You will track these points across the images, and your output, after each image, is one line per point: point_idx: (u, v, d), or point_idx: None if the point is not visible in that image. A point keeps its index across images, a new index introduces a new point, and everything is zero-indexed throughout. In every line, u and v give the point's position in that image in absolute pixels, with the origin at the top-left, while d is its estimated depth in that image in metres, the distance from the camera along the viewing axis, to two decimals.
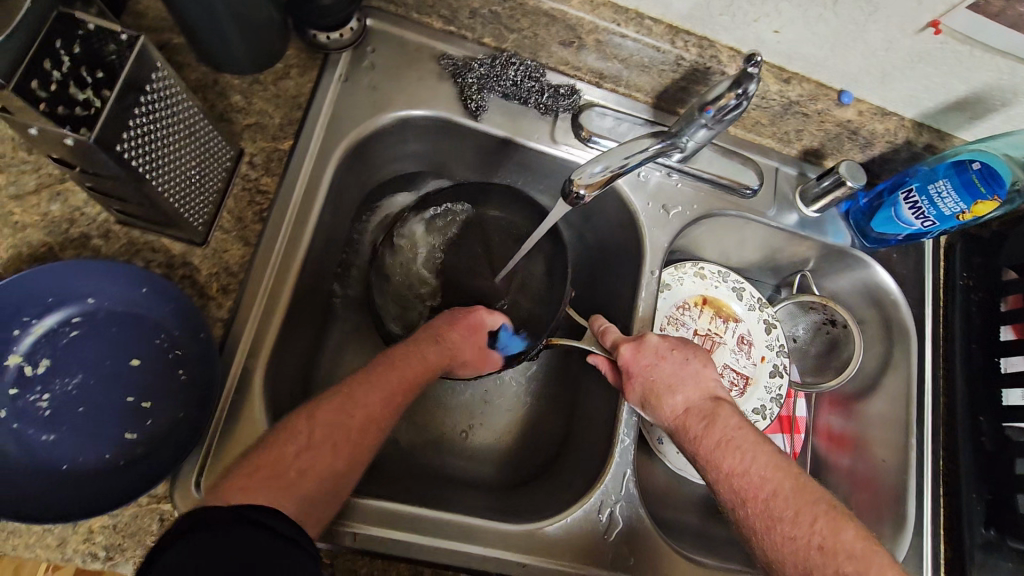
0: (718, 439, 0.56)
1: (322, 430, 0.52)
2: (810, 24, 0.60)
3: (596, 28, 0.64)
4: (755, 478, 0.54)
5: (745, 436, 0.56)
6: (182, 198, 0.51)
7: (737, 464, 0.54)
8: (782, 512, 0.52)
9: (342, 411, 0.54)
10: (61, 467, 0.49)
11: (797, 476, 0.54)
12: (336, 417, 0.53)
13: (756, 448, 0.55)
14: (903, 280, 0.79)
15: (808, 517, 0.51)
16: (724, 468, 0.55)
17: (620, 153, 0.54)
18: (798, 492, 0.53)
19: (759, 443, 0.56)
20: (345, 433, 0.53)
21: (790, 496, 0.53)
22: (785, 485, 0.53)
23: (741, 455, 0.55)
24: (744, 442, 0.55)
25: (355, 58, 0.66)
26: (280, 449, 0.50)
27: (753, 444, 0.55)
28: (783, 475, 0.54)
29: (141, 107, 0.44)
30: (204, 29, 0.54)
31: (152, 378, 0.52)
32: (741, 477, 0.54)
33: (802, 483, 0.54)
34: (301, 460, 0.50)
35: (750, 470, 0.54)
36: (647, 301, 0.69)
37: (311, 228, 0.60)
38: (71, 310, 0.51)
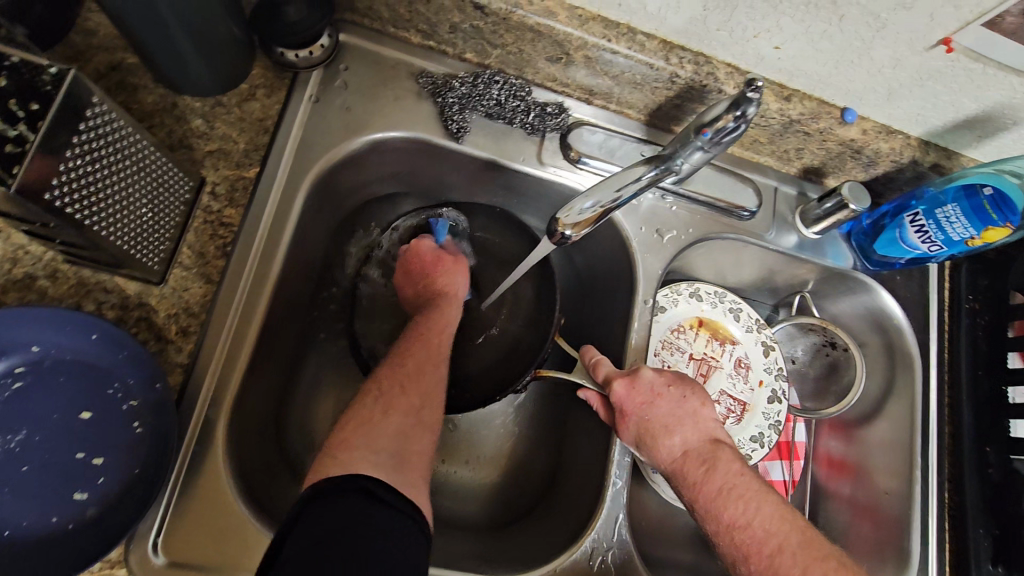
0: (719, 487, 0.52)
1: (388, 380, 0.58)
2: (813, 40, 0.57)
3: (585, 44, 0.60)
4: (759, 531, 0.50)
5: (748, 484, 0.52)
6: (133, 238, 0.47)
7: (740, 515, 0.50)
8: (789, 569, 0.48)
9: (394, 364, 0.59)
10: (3, 534, 0.45)
11: (804, 528, 0.50)
12: (392, 370, 0.59)
13: (760, 498, 0.51)
14: (907, 303, 0.75)
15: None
16: (725, 519, 0.51)
17: (612, 184, 0.49)
18: (805, 547, 0.49)
19: (763, 492, 0.52)
20: (407, 376, 0.58)
21: (796, 551, 0.49)
22: (791, 539, 0.49)
23: (744, 505, 0.51)
24: (747, 491, 0.51)
25: (328, 77, 0.62)
26: None
27: (757, 494, 0.51)
28: (789, 528, 0.50)
29: (75, 149, 0.39)
30: (157, 50, 0.50)
31: (104, 432, 0.48)
32: (743, 531, 0.50)
33: (810, 537, 0.50)
34: (380, 408, 0.56)
35: (754, 523, 0.50)
36: (640, 331, 0.66)
37: (279, 262, 0.56)
38: (14, 360, 0.47)
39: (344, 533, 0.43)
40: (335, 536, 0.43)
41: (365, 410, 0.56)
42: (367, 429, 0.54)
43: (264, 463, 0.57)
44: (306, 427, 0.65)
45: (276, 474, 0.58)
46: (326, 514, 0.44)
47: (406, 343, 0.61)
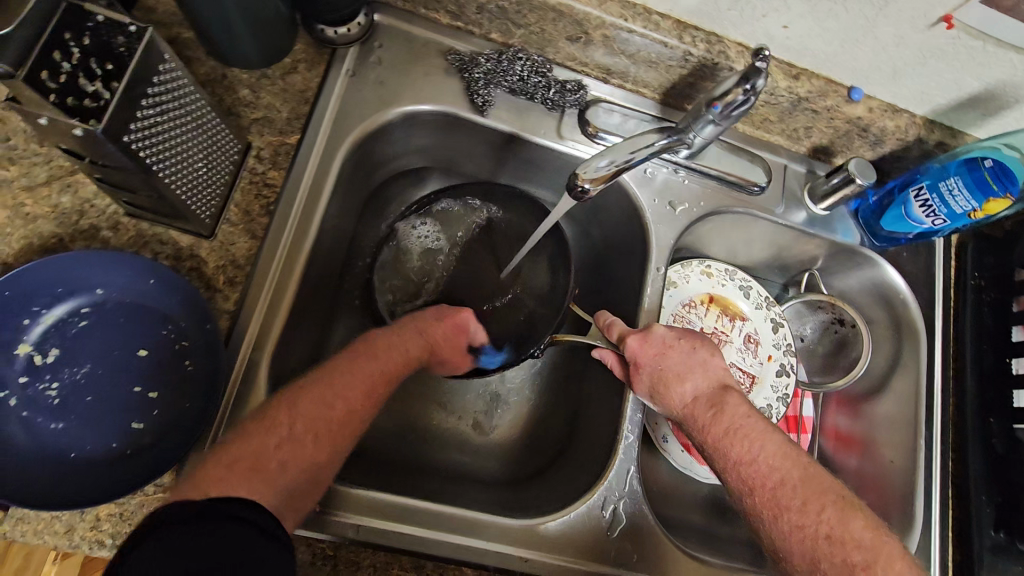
0: (726, 428, 0.55)
1: (303, 422, 0.52)
2: (820, 19, 0.60)
3: (603, 23, 0.64)
4: (763, 466, 0.53)
5: (754, 424, 0.55)
6: (190, 191, 0.52)
7: (745, 453, 0.53)
8: (790, 500, 0.51)
9: (321, 402, 0.54)
10: (69, 455, 0.49)
11: (805, 464, 0.53)
12: (316, 408, 0.53)
13: (764, 437, 0.54)
14: (913, 279, 0.78)
15: (816, 507, 0.50)
16: (731, 457, 0.54)
17: (626, 147, 0.53)
18: (807, 481, 0.52)
19: (768, 432, 0.55)
20: (323, 426, 0.53)
21: (798, 484, 0.52)
22: (793, 473, 0.52)
23: (749, 444, 0.54)
24: (752, 431, 0.54)
25: (363, 53, 0.66)
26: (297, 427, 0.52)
27: (761, 433, 0.54)
28: (791, 464, 0.53)
29: (149, 98, 0.44)
30: (212, 24, 0.55)
31: (159, 369, 0.53)
32: (749, 467, 0.53)
33: (811, 473, 0.53)
34: (281, 450, 0.50)
35: (758, 459, 0.53)
36: (652, 297, 0.69)
37: (317, 221, 0.60)
38: (80, 301, 0.52)
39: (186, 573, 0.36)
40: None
41: (263, 438, 0.50)
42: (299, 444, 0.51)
43: None
44: None
45: None
46: (160, 554, 0.37)
47: (352, 385, 0.56)
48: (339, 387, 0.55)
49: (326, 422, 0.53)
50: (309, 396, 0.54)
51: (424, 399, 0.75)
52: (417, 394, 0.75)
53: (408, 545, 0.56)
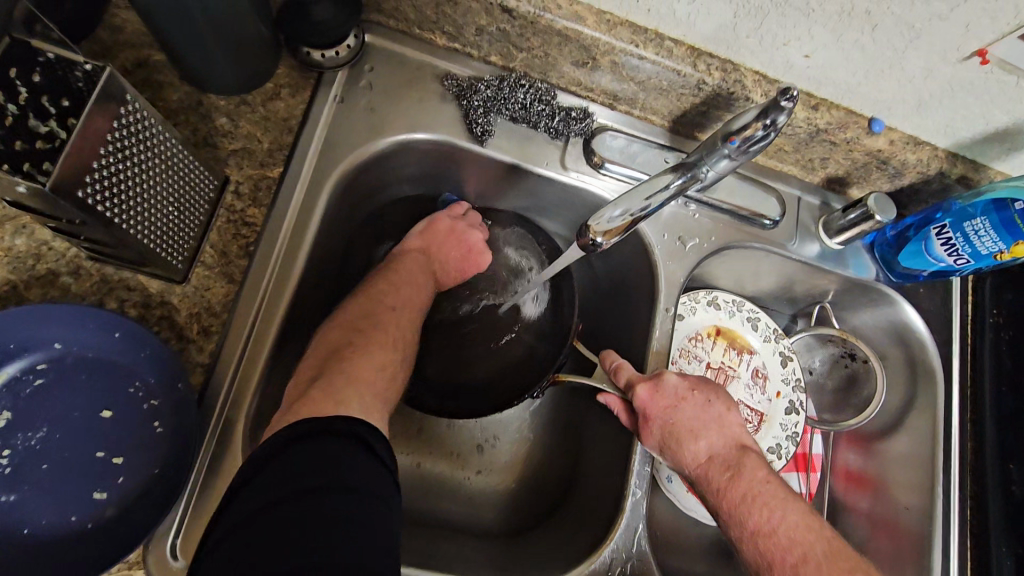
0: (744, 493, 0.51)
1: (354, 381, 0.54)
2: (844, 49, 0.56)
3: (612, 49, 0.59)
4: (784, 539, 0.48)
5: (773, 490, 0.51)
6: (159, 236, 0.47)
7: (765, 522, 0.49)
8: None
9: (400, 330, 0.61)
10: (22, 532, 0.44)
11: (829, 538, 0.49)
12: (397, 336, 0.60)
13: (785, 506, 0.50)
14: (929, 317, 0.74)
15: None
16: (749, 526, 0.50)
17: (641, 192, 0.48)
18: (832, 557, 0.48)
19: (788, 499, 0.51)
20: (399, 346, 0.60)
21: (822, 561, 0.47)
22: (816, 549, 0.48)
23: (769, 512, 0.49)
24: (772, 498, 0.50)
25: (352, 78, 0.61)
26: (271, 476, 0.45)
27: (782, 502, 0.50)
28: (814, 536, 0.49)
29: (107, 146, 0.39)
30: (186, 49, 0.50)
31: (125, 431, 0.48)
32: (769, 538, 0.49)
33: (836, 547, 0.48)
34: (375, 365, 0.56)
35: (778, 531, 0.49)
36: (660, 340, 0.65)
37: (302, 262, 0.56)
38: (36, 357, 0.47)
39: (304, 491, 0.42)
40: (293, 497, 0.42)
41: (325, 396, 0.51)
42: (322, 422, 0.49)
43: None
44: None
45: None
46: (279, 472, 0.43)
47: (409, 311, 0.63)
48: (408, 317, 0.62)
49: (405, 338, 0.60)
50: (396, 323, 0.61)
51: (417, 441, 0.70)
52: (410, 435, 0.71)
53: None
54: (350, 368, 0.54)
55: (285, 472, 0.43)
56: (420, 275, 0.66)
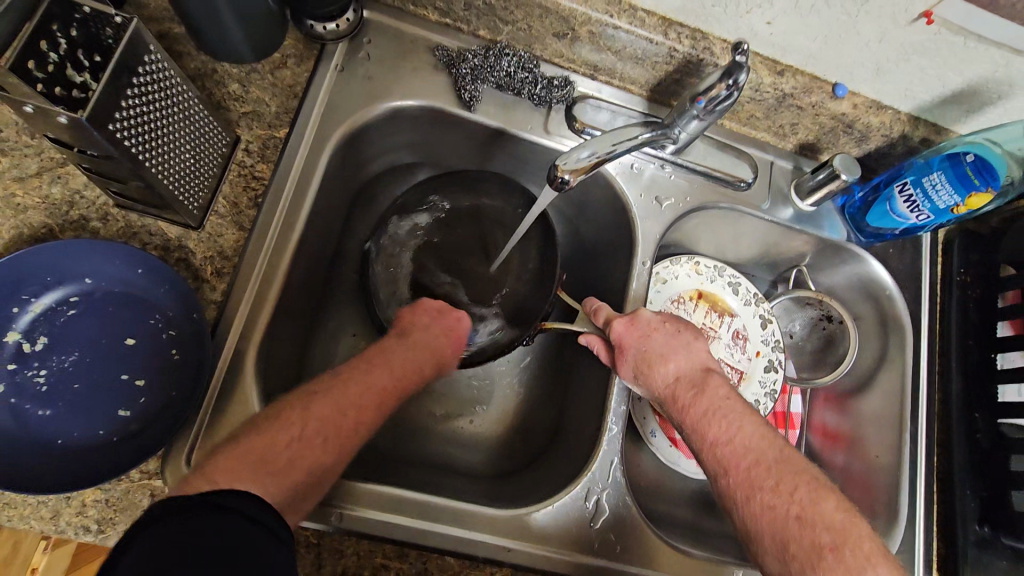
0: (706, 409, 0.55)
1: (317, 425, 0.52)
2: (802, 15, 0.60)
3: (589, 19, 0.65)
4: (739, 447, 0.53)
5: (733, 406, 0.55)
6: (177, 181, 0.53)
7: (723, 433, 0.53)
8: (764, 481, 0.51)
9: (337, 409, 0.54)
10: (56, 442, 0.50)
11: (781, 447, 0.53)
12: (330, 414, 0.53)
13: (743, 419, 0.54)
14: (899, 276, 0.78)
15: (789, 487, 0.50)
16: (708, 437, 0.54)
17: (607, 139, 0.53)
18: (782, 463, 0.52)
19: (746, 414, 0.55)
20: (336, 430, 0.53)
21: (773, 465, 0.52)
22: (768, 455, 0.52)
23: (727, 424, 0.54)
24: (731, 412, 0.54)
25: (351, 49, 0.67)
26: (258, 447, 0.49)
27: (739, 416, 0.54)
28: (768, 445, 0.53)
29: (134, 88, 0.45)
30: (202, 19, 0.56)
31: (146, 357, 0.53)
32: (726, 447, 0.53)
33: (787, 455, 0.53)
34: (288, 454, 0.49)
35: (735, 439, 0.53)
36: (637, 292, 0.70)
37: (305, 213, 0.61)
38: (69, 290, 0.53)
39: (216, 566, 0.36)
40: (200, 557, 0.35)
41: (289, 431, 0.51)
42: (269, 460, 0.49)
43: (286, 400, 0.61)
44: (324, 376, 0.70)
45: None
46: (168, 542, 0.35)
47: (370, 390, 0.56)
48: (353, 392, 0.55)
49: (337, 425, 0.53)
50: (325, 405, 0.53)
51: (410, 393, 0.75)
52: None
53: (391, 534, 0.57)
54: (315, 418, 0.52)
55: (225, 537, 0.37)
56: (406, 353, 0.61)
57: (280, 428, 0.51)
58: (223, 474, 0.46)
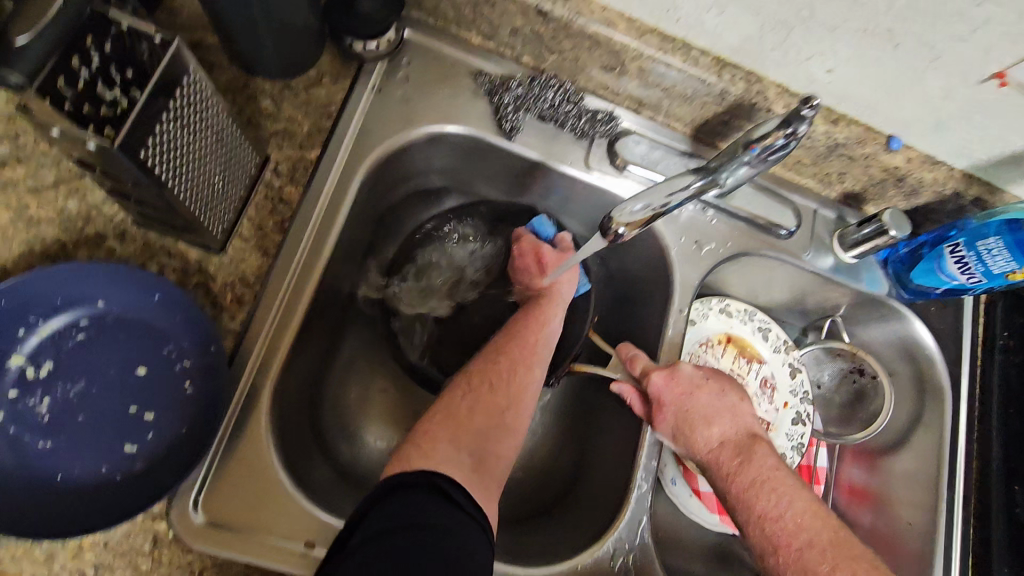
0: (752, 479, 0.52)
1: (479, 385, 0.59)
2: (865, 65, 0.58)
3: (640, 55, 0.62)
4: (790, 523, 0.50)
5: (783, 478, 0.52)
6: (203, 205, 0.49)
7: (772, 507, 0.50)
8: (818, 564, 0.47)
9: (492, 371, 0.60)
10: (55, 478, 0.46)
11: (836, 525, 0.49)
12: (489, 368, 0.61)
13: (794, 493, 0.51)
14: (939, 335, 0.75)
15: (846, 574, 0.47)
16: (757, 510, 0.51)
17: (663, 190, 0.51)
18: (836, 544, 0.49)
19: (797, 486, 0.51)
20: (498, 390, 0.59)
21: (828, 547, 0.48)
22: (822, 535, 0.49)
23: (776, 497, 0.51)
24: (781, 484, 0.51)
25: (390, 70, 0.64)
26: (446, 410, 0.57)
27: (791, 488, 0.51)
28: (821, 522, 0.50)
29: (168, 112, 0.41)
30: (238, 33, 0.53)
31: (157, 389, 0.50)
32: (775, 522, 0.50)
33: (842, 535, 0.49)
34: (466, 405, 0.57)
35: (785, 515, 0.50)
36: (673, 339, 0.66)
37: (333, 239, 0.58)
38: (80, 313, 0.49)
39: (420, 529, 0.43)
40: (406, 524, 0.43)
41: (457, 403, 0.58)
42: (452, 424, 0.55)
43: (299, 436, 0.58)
44: (338, 407, 0.66)
45: (311, 452, 0.59)
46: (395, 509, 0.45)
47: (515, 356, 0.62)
48: (505, 356, 0.62)
49: (496, 372, 0.60)
50: (481, 372, 0.61)
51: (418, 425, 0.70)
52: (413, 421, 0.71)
53: None
54: (477, 380, 0.60)
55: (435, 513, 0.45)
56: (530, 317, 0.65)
57: (449, 404, 0.58)
58: (425, 441, 0.53)
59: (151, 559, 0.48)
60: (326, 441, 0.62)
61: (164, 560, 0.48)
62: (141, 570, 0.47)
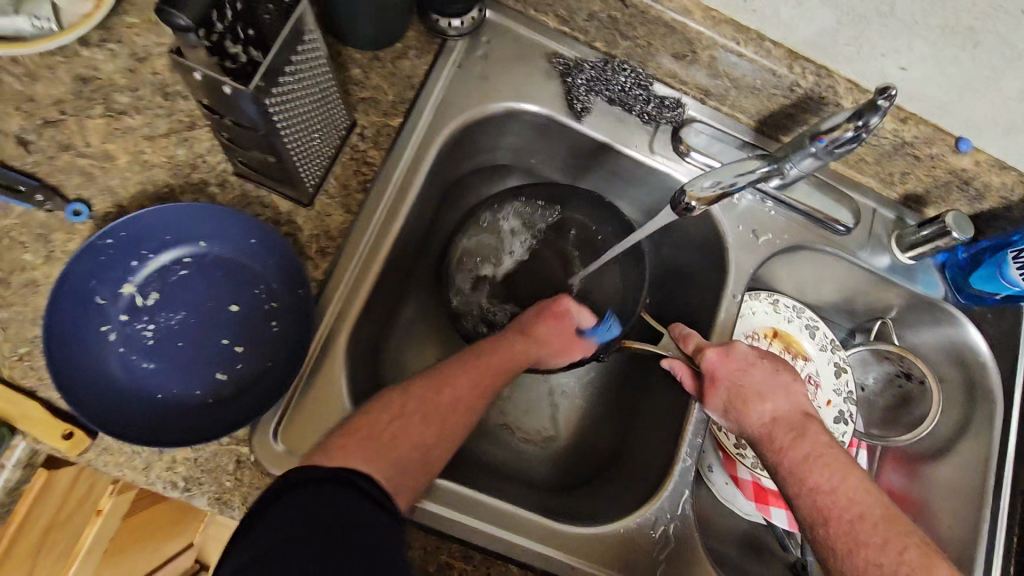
0: (805, 454, 0.53)
1: (416, 405, 0.54)
2: (943, 64, 0.58)
3: (714, 44, 0.64)
4: (842, 498, 0.50)
5: (835, 454, 0.53)
6: (301, 156, 0.53)
7: (825, 480, 0.51)
8: (869, 536, 0.48)
9: (432, 392, 0.55)
10: (156, 396, 0.51)
11: (887, 503, 0.50)
12: (428, 393, 0.55)
13: (846, 469, 0.52)
14: (994, 343, 0.75)
15: (898, 546, 0.47)
16: (808, 482, 0.51)
17: (731, 170, 0.53)
18: (888, 520, 0.49)
19: (849, 464, 0.52)
20: (436, 416, 0.54)
21: (879, 521, 0.49)
22: (874, 509, 0.49)
23: (829, 472, 0.51)
24: (834, 460, 0.52)
25: (470, 47, 0.68)
26: (374, 422, 0.52)
27: (844, 464, 0.52)
28: (872, 499, 0.50)
29: (291, 65, 0.45)
30: (341, 4, 0.57)
31: (247, 325, 0.54)
32: (827, 495, 0.50)
33: (894, 512, 0.50)
34: (395, 427, 0.52)
35: (838, 489, 0.50)
36: (724, 324, 0.68)
37: (410, 202, 0.61)
38: (184, 251, 0.54)
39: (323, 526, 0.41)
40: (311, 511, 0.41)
41: (383, 417, 0.52)
42: (373, 442, 0.50)
43: (365, 384, 0.62)
44: (397, 363, 0.70)
45: None
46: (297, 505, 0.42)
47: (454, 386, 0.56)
48: (442, 383, 0.56)
49: (433, 402, 0.55)
50: (420, 390, 0.55)
51: None
52: None
53: (506, 551, 0.57)
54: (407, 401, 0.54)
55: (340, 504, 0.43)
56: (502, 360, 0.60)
57: (373, 417, 0.53)
58: (337, 452, 0.48)
59: (234, 479, 0.52)
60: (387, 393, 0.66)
61: (245, 481, 0.52)
62: (225, 487, 0.51)
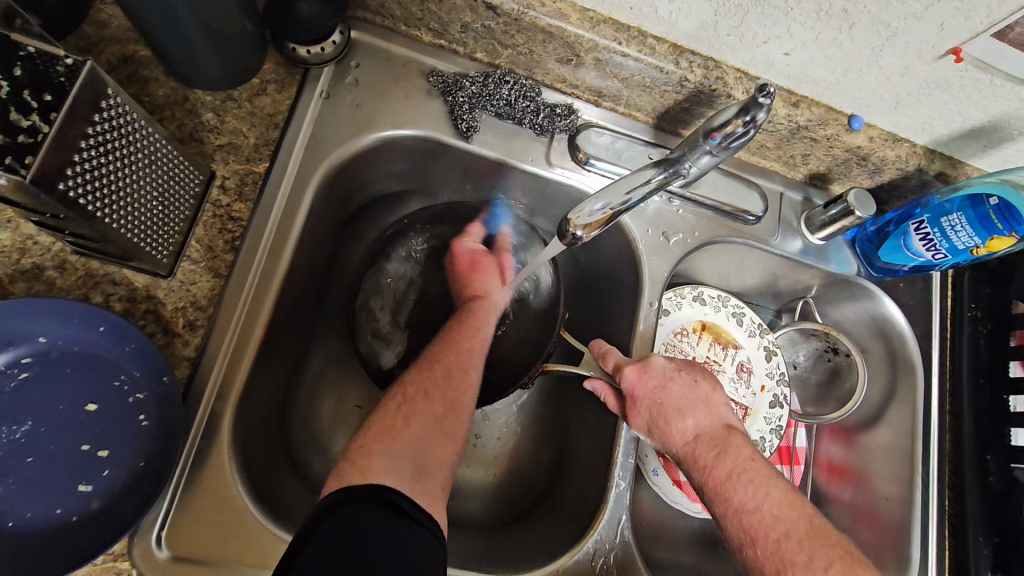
0: (729, 471, 0.52)
1: (432, 386, 0.56)
2: (823, 47, 0.57)
3: (595, 46, 0.60)
4: (767, 515, 0.50)
5: (758, 469, 0.52)
6: (142, 230, 0.47)
7: (748, 498, 0.50)
8: (795, 554, 0.48)
9: (447, 368, 0.58)
10: (6, 525, 0.44)
11: (811, 516, 0.50)
12: (441, 375, 0.57)
13: (770, 483, 0.51)
14: (909, 311, 0.76)
15: (823, 562, 0.47)
16: (733, 502, 0.51)
17: (621, 187, 0.51)
18: (813, 535, 0.49)
19: (772, 477, 0.52)
20: (453, 386, 0.57)
21: (803, 537, 0.48)
22: (798, 525, 0.49)
23: (753, 489, 0.51)
24: (757, 476, 0.51)
25: (337, 74, 0.62)
26: (403, 406, 0.54)
27: (767, 479, 0.51)
28: (797, 514, 0.50)
29: (89, 138, 0.40)
30: (171, 46, 0.50)
31: (110, 425, 0.48)
32: (753, 514, 0.50)
33: (818, 525, 0.49)
34: (413, 410, 0.54)
35: (762, 507, 0.50)
36: (644, 334, 0.66)
37: (288, 255, 0.56)
38: (20, 351, 0.47)
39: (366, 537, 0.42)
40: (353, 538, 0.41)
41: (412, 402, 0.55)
42: (388, 436, 0.51)
43: (266, 457, 0.56)
44: (308, 424, 0.65)
45: (281, 473, 0.58)
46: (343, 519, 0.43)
47: (462, 353, 0.60)
48: (452, 353, 0.60)
49: (442, 375, 0.57)
50: (443, 365, 0.58)
51: None
52: None
53: None
54: (425, 380, 0.57)
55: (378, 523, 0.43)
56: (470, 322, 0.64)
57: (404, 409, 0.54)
58: (358, 456, 0.49)
59: None
60: (296, 460, 0.60)
61: None
62: None
